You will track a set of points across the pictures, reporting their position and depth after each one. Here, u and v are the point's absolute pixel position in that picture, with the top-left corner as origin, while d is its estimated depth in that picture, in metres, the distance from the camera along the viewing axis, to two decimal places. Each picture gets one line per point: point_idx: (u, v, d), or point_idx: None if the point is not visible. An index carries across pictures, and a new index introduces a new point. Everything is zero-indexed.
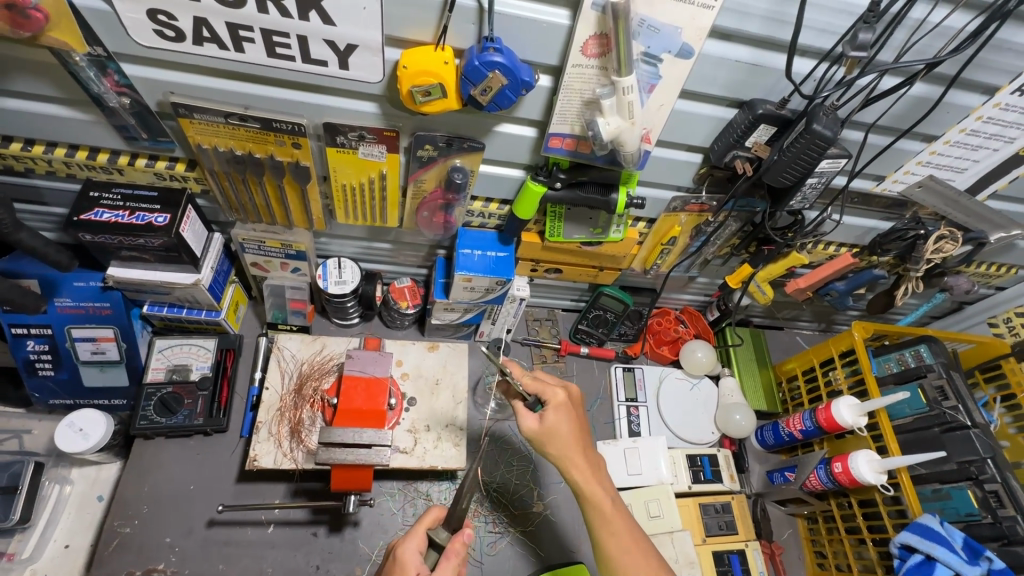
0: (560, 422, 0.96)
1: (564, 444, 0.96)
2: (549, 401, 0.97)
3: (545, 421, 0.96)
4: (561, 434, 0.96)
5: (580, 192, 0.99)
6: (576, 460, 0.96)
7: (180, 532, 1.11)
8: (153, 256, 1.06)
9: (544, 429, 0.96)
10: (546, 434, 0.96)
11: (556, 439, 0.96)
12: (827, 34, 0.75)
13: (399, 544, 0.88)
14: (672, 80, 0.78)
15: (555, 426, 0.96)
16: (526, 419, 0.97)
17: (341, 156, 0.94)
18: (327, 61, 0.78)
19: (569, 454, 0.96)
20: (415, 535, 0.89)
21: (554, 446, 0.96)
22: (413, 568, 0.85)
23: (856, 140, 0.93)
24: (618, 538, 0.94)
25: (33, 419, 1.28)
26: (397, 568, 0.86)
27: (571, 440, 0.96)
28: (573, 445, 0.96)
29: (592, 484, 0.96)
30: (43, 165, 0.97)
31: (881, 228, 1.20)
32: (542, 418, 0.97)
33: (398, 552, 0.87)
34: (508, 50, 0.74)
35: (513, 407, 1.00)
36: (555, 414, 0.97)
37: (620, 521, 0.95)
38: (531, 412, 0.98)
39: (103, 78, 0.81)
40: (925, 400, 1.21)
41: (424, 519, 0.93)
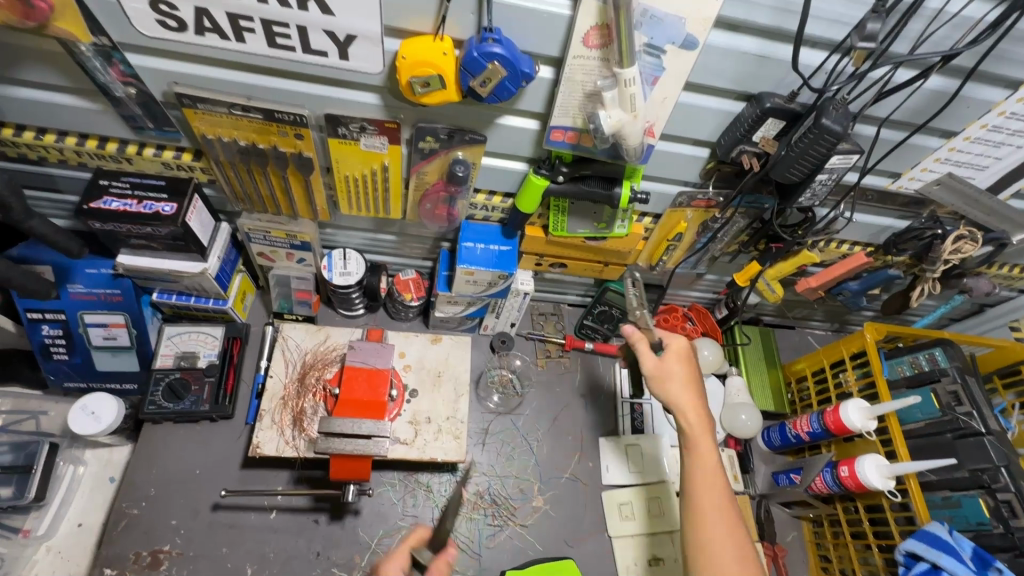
0: (677, 367, 0.98)
1: (681, 386, 0.96)
2: (674, 348, 1.00)
3: (664, 364, 0.99)
4: (672, 378, 0.97)
5: (583, 186, 0.97)
6: (689, 406, 0.94)
7: (185, 515, 1.14)
8: (161, 245, 1.08)
9: (659, 368, 0.98)
10: (659, 373, 0.98)
11: (668, 385, 0.97)
12: (839, 24, 0.72)
13: (382, 564, 0.90)
14: (675, 72, 0.76)
15: (670, 368, 0.99)
16: (647, 357, 1.00)
17: (344, 148, 0.94)
18: (327, 51, 0.78)
19: (691, 405, 0.94)
20: (397, 556, 0.91)
21: (669, 381, 0.97)
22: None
23: (869, 135, 0.89)
24: (717, 517, 0.85)
25: (48, 400, 1.31)
26: None
27: (687, 397, 0.95)
28: (688, 394, 0.96)
29: (700, 437, 0.92)
30: (55, 153, 0.99)
31: (896, 227, 1.17)
32: (660, 359, 0.99)
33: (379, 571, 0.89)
34: (508, 41, 0.73)
35: (634, 346, 1.02)
36: (675, 358, 0.99)
37: (718, 500, 0.86)
38: (652, 353, 1.01)
39: (109, 68, 0.82)
40: (938, 404, 1.17)
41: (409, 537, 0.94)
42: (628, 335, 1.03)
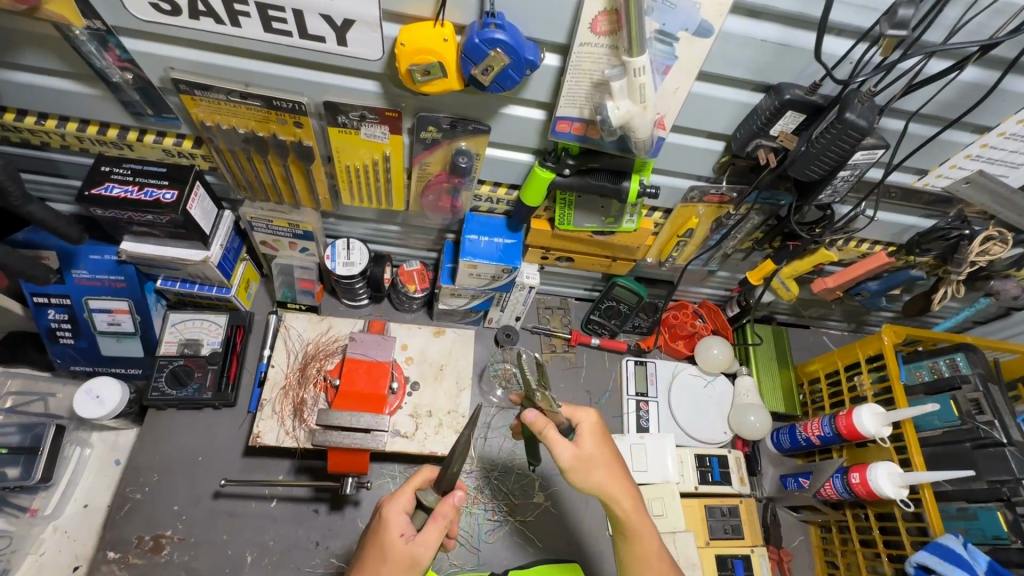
0: (593, 447, 0.93)
1: (606, 472, 0.92)
2: (581, 424, 0.95)
3: (581, 448, 0.93)
4: (595, 462, 0.92)
5: (590, 179, 0.94)
6: (622, 494, 0.91)
7: (187, 501, 1.15)
8: (163, 233, 1.07)
9: (581, 457, 0.91)
10: (583, 465, 0.91)
11: (593, 468, 0.91)
12: (867, 10, 0.67)
13: (387, 505, 0.85)
14: (689, 61, 0.72)
15: (589, 451, 0.93)
16: (562, 447, 0.91)
17: (344, 137, 0.91)
18: (324, 37, 0.75)
19: (620, 492, 0.91)
20: (403, 495, 0.86)
21: (594, 472, 0.91)
22: (397, 529, 0.83)
23: (896, 130, 0.84)
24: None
25: (57, 383, 1.33)
26: (383, 529, 0.83)
27: (616, 487, 0.91)
28: (613, 483, 0.91)
29: (636, 522, 0.91)
30: (57, 138, 0.99)
31: (921, 227, 1.11)
32: (580, 446, 0.93)
33: (383, 513, 0.85)
34: (511, 27, 0.69)
35: (543, 435, 0.91)
36: (590, 438, 0.94)
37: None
38: (567, 441, 0.92)
39: (105, 52, 0.80)
40: (958, 413, 1.12)
41: (415, 478, 0.89)
42: (531, 422, 0.91)
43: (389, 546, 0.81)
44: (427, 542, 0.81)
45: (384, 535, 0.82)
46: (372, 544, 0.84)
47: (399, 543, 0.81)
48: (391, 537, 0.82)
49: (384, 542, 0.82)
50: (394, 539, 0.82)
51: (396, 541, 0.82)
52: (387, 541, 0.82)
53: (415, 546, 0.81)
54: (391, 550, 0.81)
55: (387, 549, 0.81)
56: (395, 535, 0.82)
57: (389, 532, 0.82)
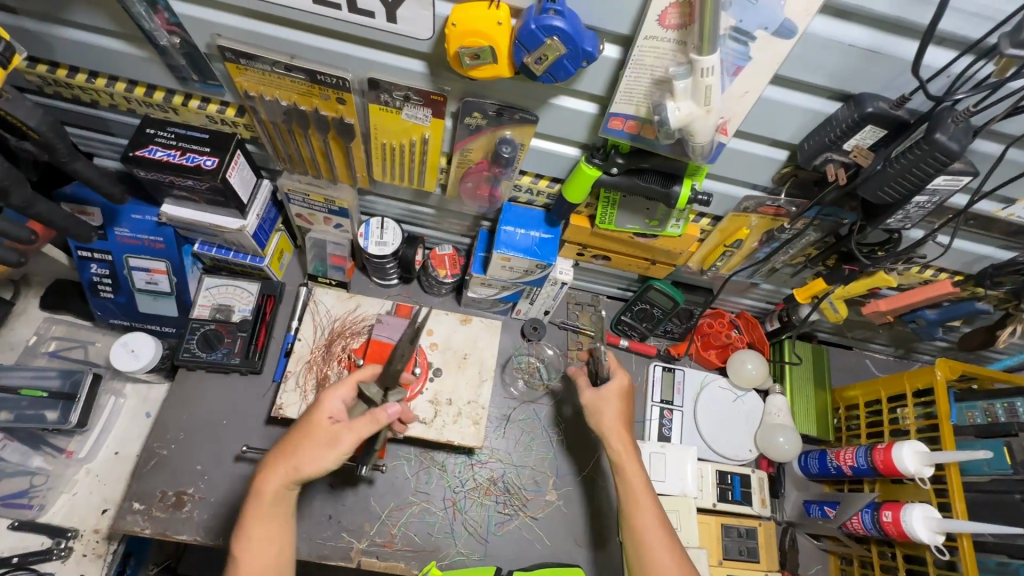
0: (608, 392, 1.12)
1: (610, 412, 1.10)
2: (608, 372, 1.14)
3: (599, 391, 1.13)
4: (605, 404, 1.11)
5: (639, 180, 0.88)
6: (616, 436, 1.07)
7: (210, 462, 1.18)
8: (202, 199, 1.08)
9: (594, 398, 1.12)
10: (596, 403, 1.12)
11: (603, 409, 1.10)
12: (979, 19, 0.59)
13: (324, 396, 0.92)
14: (763, 64, 0.66)
15: (604, 398, 1.12)
16: (584, 386, 1.15)
17: (386, 116, 0.88)
18: (374, 12, 0.71)
19: (617, 436, 1.07)
20: (342, 386, 0.94)
21: (602, 413, 1.10)
22: (329, 413, 0.91)
23: (989, 154, 0.74)
24: (654, 536, 0.95)
25: (97, 332, 1.39)
26: (315, 414, 0.91)
27: (616, 421, 1.09)
28: (616, 426, 1.08)
29: (626, 461, 1.04)
30: (106, 97, 0.99)
31: (996, 258, 1.02)
32: (597, 389, 1.13)
33: (321, 402, 0.92)
34: (571, 14, 0.64)
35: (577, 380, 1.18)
36: (609, 388, 1.12)
37: (652, 520, 0.97)
38: (590, 386, 1.15)
39: (154, 15, 0.78)
40: (1011, 461, 1.04)
41: (358, 373, 0.97)
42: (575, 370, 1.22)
43: (318, 427, 0.89)
44: (353, 430, 0.87)
45: (317, 411, 0.90)
46: (303, 425, 0.90)
47: (325, 423, 0.89)
48: (320, 418, 0.89)
49: (314, 424, 0.89)
50: (320, 419, 0.89)
51: (324, 422, 0.89)
52: (317, 420, 0.89)
53: (341, 432, 0.87)
54: (315, 428, 0.88)
55: (315, 428, 0.88)
56: (324, 415, 0.90)
57: (320, 413, 0.90)
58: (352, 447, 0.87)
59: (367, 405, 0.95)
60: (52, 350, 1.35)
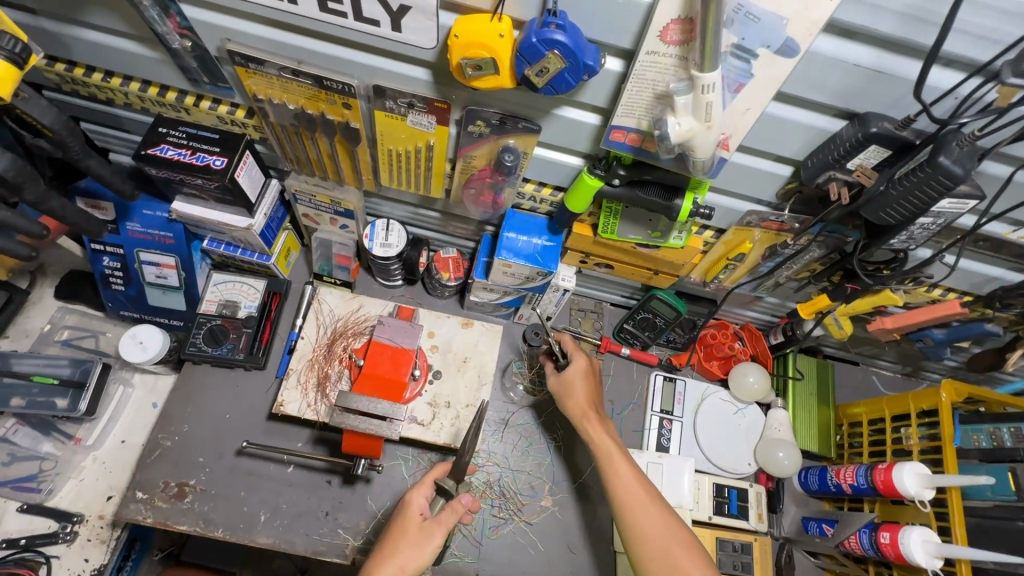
0: (575, 372, 1.13)
1: (576, 391, 1.13)
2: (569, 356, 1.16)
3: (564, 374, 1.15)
4: (574, 385, 1.13)
5: (639, 192, 0.89)
6: (588, 412, 1.11)
7: (212, 455, 1.20)
8: (211, 197, 1.10)
9: (560, 381, 1.15)
10: (563, 385, 1.15)
11: (575, 387, 1.13)
12: (988, 41, 0.58)
13: (409, 493, 1.00)
14: (765, 81, 0.65)
15: (569, 380, 1.14)
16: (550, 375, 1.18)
17: (390, 122, 0.89)
18: (379, 21, 0.72)
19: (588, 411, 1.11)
20: (424, 484, 1.01)
21: (569, 393, 1.13)
22: (418, 510, 0.98)
23: (998, 176, 0.72)
24: (636, 496, 0.99)
25: (108, 323, 1.42)
26: (405, 510, 0.98)
27: (585, 397, 1.12)
28: (586, 403, 1.12)
29: (597, 433, 1.08)
30: (121, 96, 1.01)
31: (1006, 280, 1.00)
32: (561, 374, 1.16)
33: (408, 498, 1.00)
34: (572, 28, 0.64)
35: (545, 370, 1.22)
36: (572, 369, 1.14)
37: (634, 484, 1.01)
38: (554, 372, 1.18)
39: (167, 19, 0.80)
40: (1014, 487, 1.02)
41: (434, 471, 1.04)
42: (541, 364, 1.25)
43: (410, 526, 0.95)
44: (441, 524, 0.95)
45: (408, 513, 0.97)
46: (395, 525, 0.97)
47: (413, 518, 0.97)
48: (412, 516, 0.97)
49: (405, 524, 0.96)
50: (412, 509, 0.98)
51: (415, 518, 0.97)
52: (408, 517, 0.97)
53: (431, 528, 0.94)
54: (406, 526, 0.96)
55: (407, 526, 0.96)
56: (415, 513, 0.97)
57: (409, 505, 0.98)
58: (440, 537, 0.94)
59: (446, 498, 1.00)
60: (65, 338, 1.39)
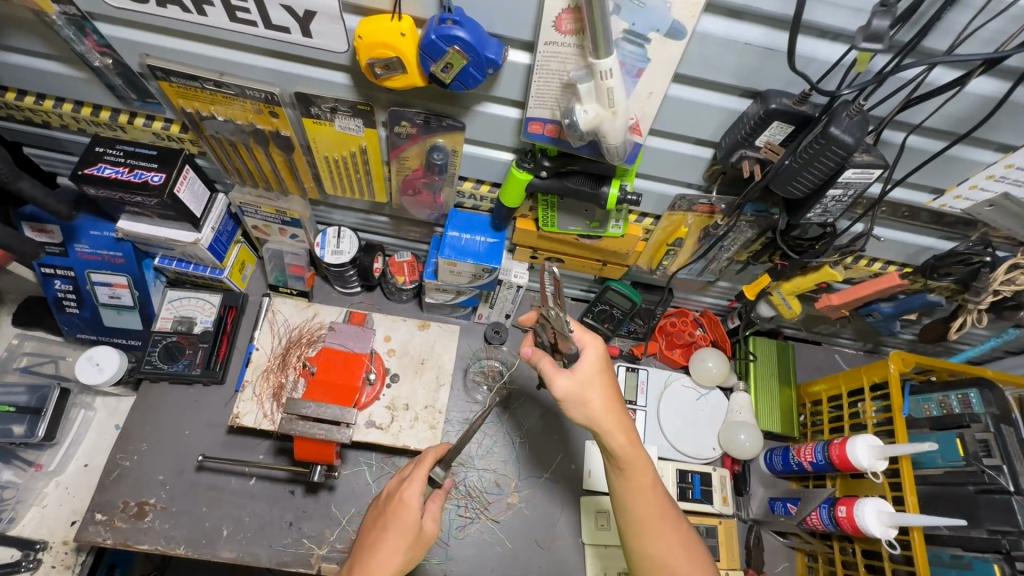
0: (590, 371, 0.92)
1: (602, 399, 0.92)
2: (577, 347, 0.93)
3: (579, 372, 0.92)
4: (590, 390, 0.91)
5: (567, 183, 0.90)
6: (616, 429, 0.91)
7: (171, 472, 1.20)
8: (155, 214, 1.10)
9: (578, 383, 0.91)
10: (581, 391, 0.91)
11: (593, 394, 0.91)
12: (859, 13, 0.60)
13: (404, 486, 0.99)
14: (662, 64, 0.67)
15: (588, 385, 0.91)
16: (560, 377, 0.91)
17: (319, 128, 0.91)
18: (288, 27, 0.73)
19: (615, 428, 0.91)
20: (417, 481, 1.00)
21: (587, 401, 0.91)
22: (416, 508, 0.98)
23: (895, 144, 0.74)
24: (661, 533, 0.91)
25: (68, 347, 1.42)
26: (401, 508, 0.98)
27: (606, 406, 0.92)
28: (608, 416, 0.92)
29: (634, 456, 0.92)
30: (56, 118, 1.02)
31: (938, 249, 1.02)
32: (574, 373, 0.91)
33: (402, 494, 0.99)
34: (471, 23, 0.66)
35: (540, 366, 0.93)
36: (589, 367, 0.92)
37: (663, 525, 0.92)
38: (563, 370, 0.92)
39: (84, 38, 0.81)
40: (962, 452, 1.03)
41: (425, 457, 1.03)
42: (528, 357, 0.95)
43: (411, 526, 0.96)
44: (435, 515, 1.00)
45: (408, 514, 0.97)
46: (391, 523, 0.97)
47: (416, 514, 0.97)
48: (412, 514, 0.97)
49: (404, 523, 0.96)
50: (412, 503, 0.98)
51: (415, 515, 0.97)
52: (409, 514, 0.97)
53: (429, 522, 0.99)
54: (407, 525, 0.96)
55: (406, 521, 0.96)
56: (415, 511, 0.97)
57: (406, 501, 0.98)
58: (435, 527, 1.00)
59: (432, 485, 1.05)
60: (23, 366, 1.38)
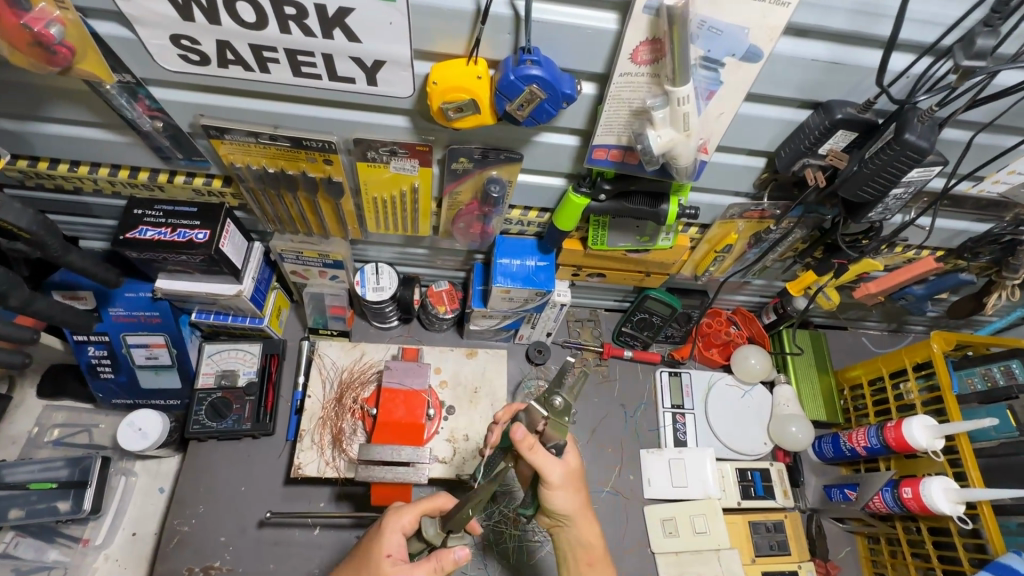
0: (577, 462, 0.92)
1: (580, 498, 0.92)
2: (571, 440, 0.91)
3: (567, 463, 0.91)
4: (575, 485, 0.92)
5: (627, 203, 0.91)
6: (586, 523, 0.94)
7: (234, 532, 1.16)
8: (197, 269, 1.07)
9: (567, 474, 0.90)
10: (567, 480, 0.89)
11: (578, 487, 0.92)
12: (931, 25, 0.63)
13: (388, 518, 0.90)
14: (734, 86, 0.69)
15: (574, 475, 0.91)
16: (551, 464, 0.87)
17: (372, 171, 0.90)
18: (354, 78, 0.73)
19: (585, 522, 0.94)
20: (407, 515, 0.90)
21: (573, 491, 0.91)
22: (389, 547, 0.88)
23: (958, 141, 0.78)
24: None
25: (99, 414, 1.37)
26: (376, 542, 0.88)
27: (578, 500, 0.92)
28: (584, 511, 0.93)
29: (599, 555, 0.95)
30: (90, 183, 0.99)
31: (973, 231, 1.06)
32: (564, 463, 0.89)
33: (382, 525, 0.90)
34: (547, 62, 0.66)
35: (531, 453, 0.85)
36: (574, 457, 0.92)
37: None
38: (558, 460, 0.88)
39: (136, 103, 0.79)
40: (1016, 423, 1.08)
41: (426, 501, 0.92)
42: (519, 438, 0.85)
43: (376, 560, 0.87)
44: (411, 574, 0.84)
45: (376, 549, 0.87)
46: (365, 551, 0.89)
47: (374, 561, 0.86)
48: (380, 552, 0.87)
49: (372, 553, 0.88)
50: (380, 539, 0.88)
51: (382, 562, 0.86)
52: (375, 557, 0.87)
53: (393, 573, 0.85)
54: (376, 565, 0.86)
55: (373, 564, 0.87)
56: (384, 554, 0.87)
57: (381, 532, 0.89)
58: None
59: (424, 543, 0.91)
60: (55, 438, 1.33)
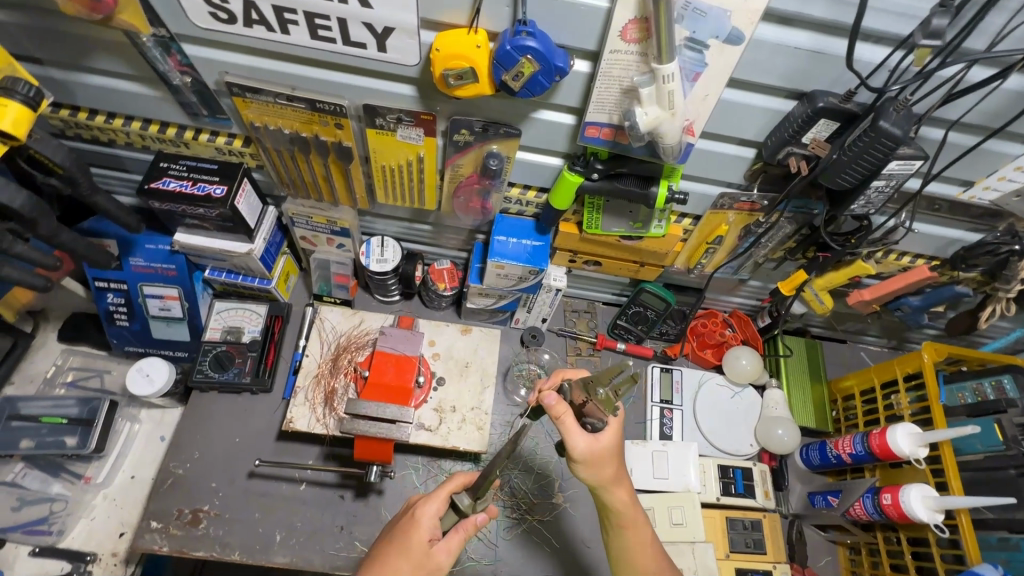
0: (611, 441, 0.93)
1: (608, 472, 0.94)
2: (608, 419, 0.93)
3: (599, 441, 0.93)
4: (607, 459, 0.93)
5: (618, 184, 0.95)
6: (620, 488, 0.96)
7: (224, 480, 1.21)
8: (213, 226, 1.15)
9: (595, 450, 0.92)
10: (592, 453, 0.92)
11: (608, 463, 0.93)
12: (904, 18, 0.66)
13: (420, 505, 0.90)
14: (719, 68, 0.72)
15: (604, 451, 0.92)
16: (577, 437, 0.91)
17: (381, 138, 0.96)
18: (365, 43, 0.79)
19: (619, 488, 0.95)
20: (436, 500, 0.91)
21: (601, 464, 0.93)
22: (427, 531, 0.88)
23: (935, 139, 0.82)
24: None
25: (112, 361, 1.44)
26: (413, 527, 0.89)
27: (613, 471, 0.94)
28: (616, 480, 0.95)
29: (636, 516, 0.97)
30: (122, 136, 1.07)
31: (967, 241, 1.07)
32: (596, 437, 0.92)
33: (415, 512, 0.90)
34: (542, 35, 0.71)
35: (560, 422, 0.91)
36: (609, 433, 0.93)
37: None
38: (583, 431, 0.92)
39: (168, 58, 0.87)
40: (1002, 437, 1.06)
41: (450, 484, 0.94)
42: (548, 407, 0.91)
43: (416, 545, 0.87)
44: (451, 549, 0.88)
45: (415, 536, 0.88)
46: (398, 539, 0.89)
47: (414, 545, 0.87)
48: (420, 537, 0.88)
49: (410, 540, 0.88)
50: (420, 521, 0.89)
51: (424, 544, 0.88)
52: (416, 539, 0.88)
53: (439, 553, 0.87)
54: (415, 549, 0.87)
55: (414, 545, 0.87)
56: (424, 539, 0.88)
57: (418, 519, 0.89)
58: (447, 561, 0.89)
59: (458, 515, 0.91)
60: (69, 380, 1.41)
